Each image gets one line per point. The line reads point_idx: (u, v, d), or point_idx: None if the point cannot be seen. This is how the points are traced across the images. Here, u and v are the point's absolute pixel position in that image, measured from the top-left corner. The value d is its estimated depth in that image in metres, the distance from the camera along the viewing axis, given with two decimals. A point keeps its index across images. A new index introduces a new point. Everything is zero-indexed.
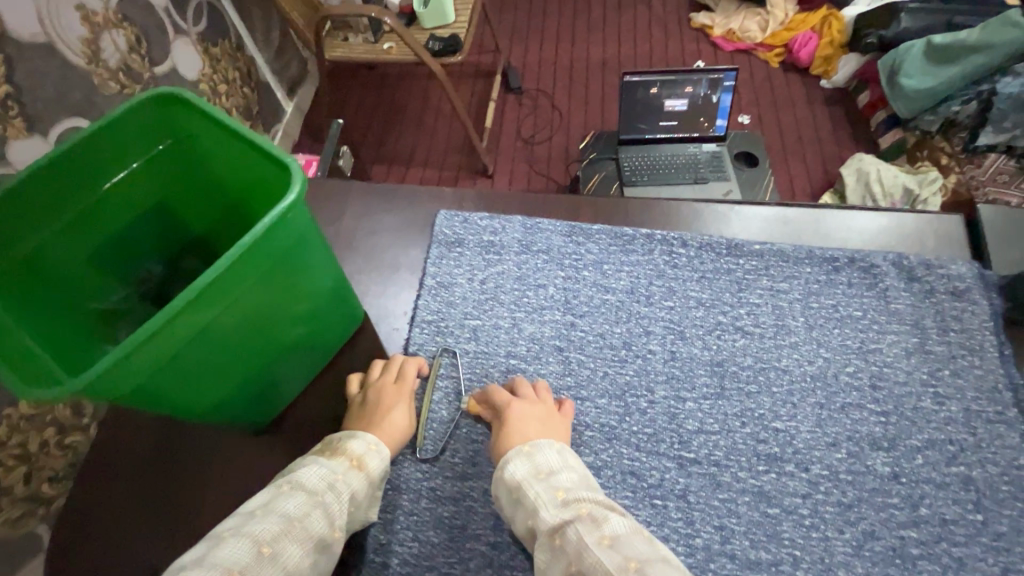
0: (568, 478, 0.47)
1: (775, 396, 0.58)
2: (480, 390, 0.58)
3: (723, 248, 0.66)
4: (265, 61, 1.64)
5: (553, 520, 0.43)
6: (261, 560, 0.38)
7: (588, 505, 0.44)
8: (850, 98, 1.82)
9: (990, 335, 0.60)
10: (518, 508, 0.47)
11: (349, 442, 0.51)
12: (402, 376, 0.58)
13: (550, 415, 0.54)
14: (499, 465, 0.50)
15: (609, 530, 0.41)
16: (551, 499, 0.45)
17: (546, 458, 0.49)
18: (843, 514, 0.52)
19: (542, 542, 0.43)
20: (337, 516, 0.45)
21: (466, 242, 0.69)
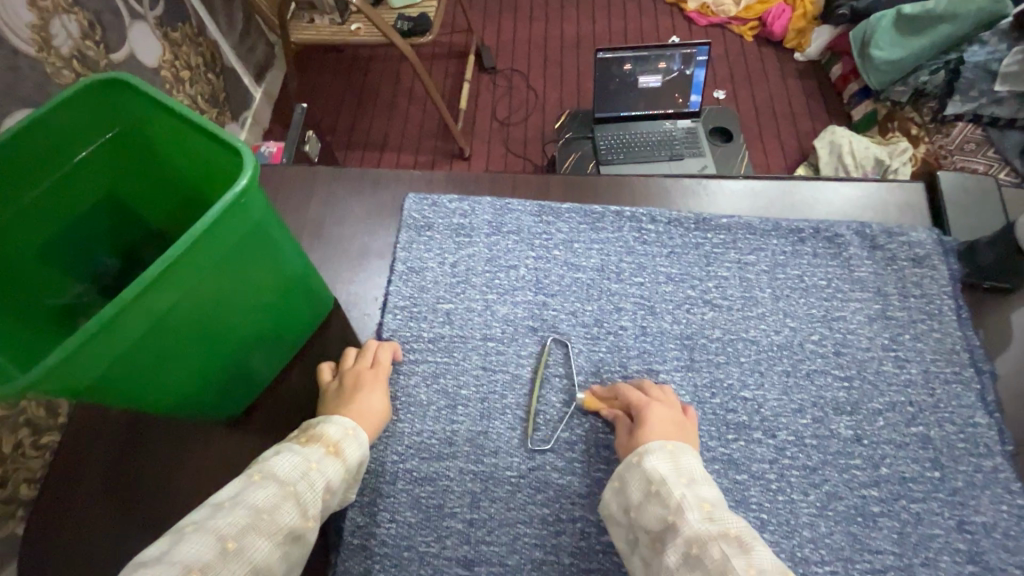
0: (710, 491, 0.46)
1: (743, 366, 0.59)
2: (607, 385, 0.57)
3: (691, 223, 0.67)
4: (230, 46, 1.59)
5: (698, 527, 0.42)
6: (224, 556, 0.37)
7: (733, 527, 0.42)
8: (822, 71, 1.83)
9: (948, 299, 0.62)
10: (653, 501, 0.46)
11: (324, 427, 0.50)
12: (377, 361, 0.58)
13: (683, 421, 0.53)
14: (638, 453, 0.50)
15: (757, 563, 0.38)
16: (694, 505, 0.44)
17: (688, 466, 0.48)
18: (808, 477, 0.54)
19: (681, 542, 0.42)
20: (311, 505, 0.44)
21: (436, 225, 0.68)
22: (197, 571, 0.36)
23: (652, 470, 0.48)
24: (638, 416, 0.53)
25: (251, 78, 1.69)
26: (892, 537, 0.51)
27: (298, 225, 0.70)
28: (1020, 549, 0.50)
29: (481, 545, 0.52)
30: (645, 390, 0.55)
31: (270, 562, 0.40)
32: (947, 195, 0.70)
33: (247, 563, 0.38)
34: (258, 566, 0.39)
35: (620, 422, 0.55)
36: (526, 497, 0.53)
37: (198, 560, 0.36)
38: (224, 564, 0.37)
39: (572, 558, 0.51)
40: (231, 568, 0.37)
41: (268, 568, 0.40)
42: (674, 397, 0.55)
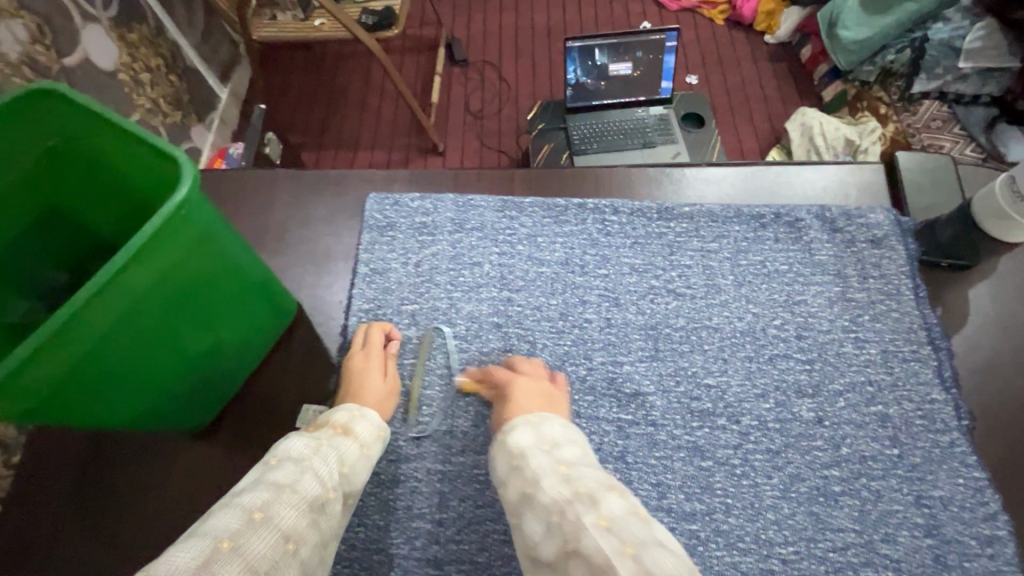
0: (572, 452, 0.46)
1: (707, 353, 0.60)
2: (481, 366, 0.59)
3: (654, 213, 0.67)
4: (192, 46, 1.55)
5: (554, 491, 0.42)
6: (253, 524, 0.37)
7: (587, 481, 0.42)
8: (793, 53, 1.84)
9: (906, 279, 0.63)
10: (517, 475, 0.45)
11: (330, 414, 0.51)
12: (368, 342, 0.59)
13: (552, 389, 0.55)
14: (504, 430, 0.50)
15: (607, 511, 0.38)
16: (553, 470, 0.44)
17: (551, 434, 0.48)
18: (771, 460, 0.55)
19: (540, 511, 0.41)
20: (329, 476, 0.44)
21: (399, 225, 0.67)
22: (228, 539, 0.36)
23: (517, 444, 0.48)
24: (505, 393, 0.54)
25: (216, 78, 1.65)
26: (852, 515, 0.52)
27: (259, 230, 0.69)
28: (976, 520, 0.52)
29: (450, 544, 0.52)
30: (515, 366, 0.57)
31: (299, 529, 0.39)
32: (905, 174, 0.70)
33: (278, 531, 0.38)
34: (288, 533, 0.39)
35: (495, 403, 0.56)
36: (495, 494, 0.54)
37: (227, 530, 0.36)
38: (254, 531, 0.37)
39: None
40: (263, 535, 0.37)
41: (298, 537, 0.39)
42: (541, 368, 0.57)
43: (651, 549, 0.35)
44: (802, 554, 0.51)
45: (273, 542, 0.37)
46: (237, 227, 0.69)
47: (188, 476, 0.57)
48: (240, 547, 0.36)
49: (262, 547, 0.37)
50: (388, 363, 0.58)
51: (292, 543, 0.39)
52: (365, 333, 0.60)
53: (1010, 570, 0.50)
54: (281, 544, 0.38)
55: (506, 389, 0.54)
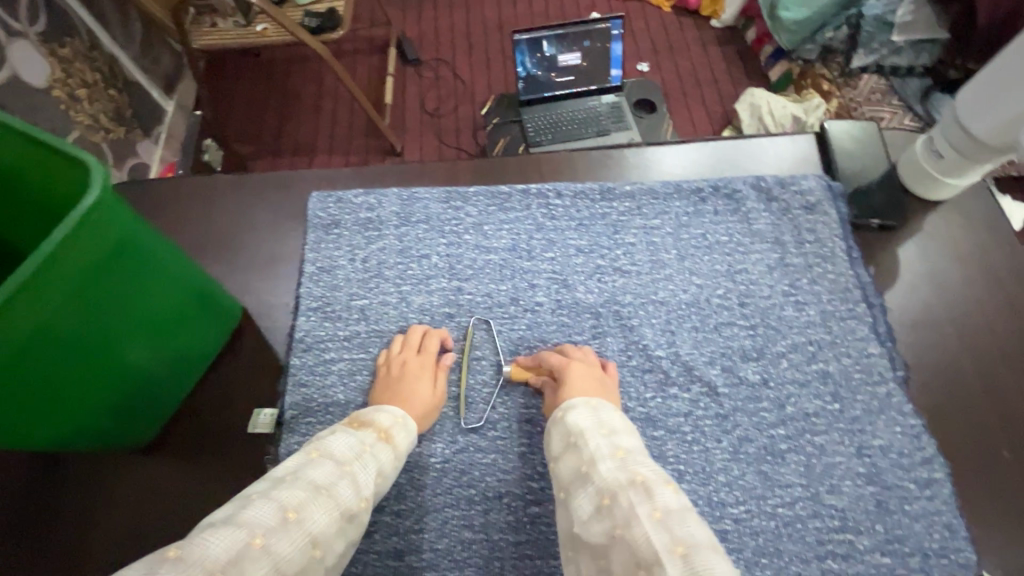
0: (629, 441, 0.46)
1: (655, 325, 0.61)
2: (530, 355, 0.59)
3: (596, 194, 0.68)
4: (130, 59, 1.51)
5: (610, 476, 0.43)
6: (286, 524, 0.37)
7: (643, 472, 0.42)
8: (739, 36, 1.91)
9: (840, 241, 0.65)
10: (571, 453, 0.47)
11: (374, 415, 0.51)
12: (425, 348, 0.58)
13: (604, 376, 0.56)
14: (561, 410, 0.51)
15: (662, 503, 0.39)
16: (608, 454, 0.45)
17: (608, 418, 0.49)
18: (720, 425, 0.56)
19: (592, 492, 0.42)
20: (365, 485, 0.44)
21: (343, 222, 0.66)
22: (260, 537, 0.35)
23: (574, 423, 0.49)
24: (560, 379, 0.54)
25: (160, 91, 1.61)
26: (799, 470, 0.54)
27: (202, 236, 0.68)
28: (914, 464, 0.54)
29: (410, 534, 0.51)
30: (567, 353, 0.57)
31: (327, 535, 0.39)
32: (841, 149, 0.72)
33: (307, 534, 0.38)
34: (316, 538, 0.38)
35: (548, 389, 0.56)
36: (452, 481, 0.53)
37: (262, 525, 0.36)
38: (284, 531, 0.36)
39: (501, 533, 0.51)
40: (292, 537, 0.37)
41: (323, 545, 0.39)
42: (591, 354, 0.58)
43: (704, 552, 0.35)
44: (753, 512, 0.52)
45: (300, 545, 0.37)
46: (177, 236, 0.67)
47: (133, 493, 0.55)
48: (269, 546, 0.35)
49: (289, 547, 0.36)
50: (439, 376, 0.57)
51: (318, 550, 0.38)
52: (422, 336, 0.59)
53: (949, 510, 0.52)
54: (307, 549, 0.37)
55: (561, 375, 0.54)
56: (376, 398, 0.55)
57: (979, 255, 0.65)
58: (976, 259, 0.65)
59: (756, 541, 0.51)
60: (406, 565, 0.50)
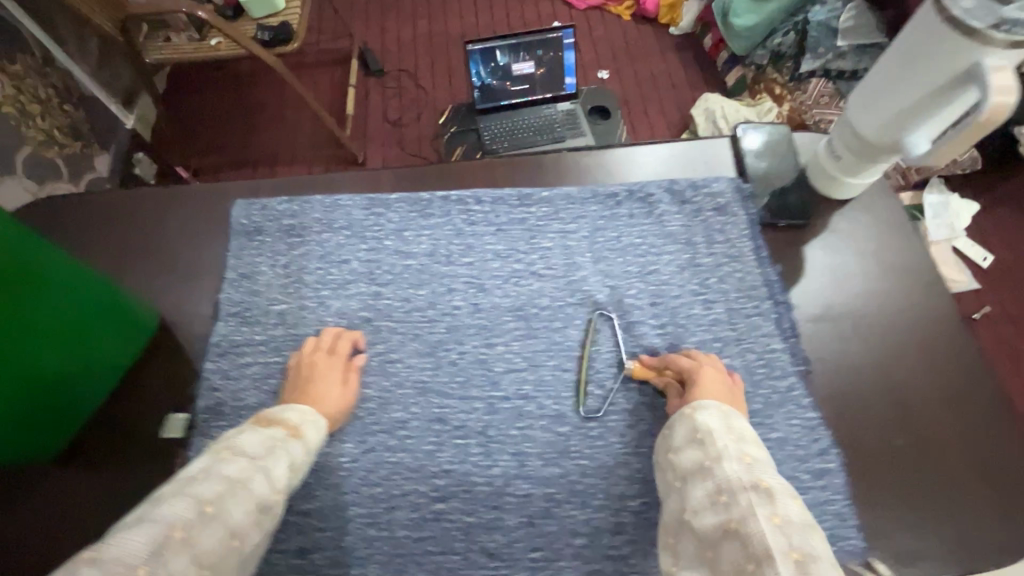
0: (757, 450, 0.45)
1: (578, 325, 0.62)
2: (655, 355, 0.59)
3: (514, 200, 0.69)
4: (86, 73, 1.51)
5: (732, 474, 0.42)
6: (203, 517, 0.37)
7: (770, 479, 0.41)
8: (697, 43, 1.96)
9: (748, 241, 0.67)
10: (696, 448, 0.47)
11: (284, 414, 0.52)
12: (336, 349, 0.59)
13: (732, 384, 0.55)
14: (692, 407, 0.51)
15: (782, 511, 0.37)
16: (735, 456, 0.44)
17: (740, 427, 0.48)
18: (626, 420, 0.57)
19: (711, 485, 0.42)
20: (278, 480, 0.45)
21: (265, 229, 0.67)
22: (180, 529, 0.35)
23: (702, 422, 0.49)
24: (691, 379, 0.55)
25: (118, 105, 1.62)
26: None
27: (125, 245, 0.68)
28: (809, 455, 0.56)
29: (314, 533, 0.52)
30: (694, 356, 0.58)
31: (244, 528, 0.40)
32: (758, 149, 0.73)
33: (225, 527, 0.38)
34: (235, 530, 0.39)
35: (670, 389, 0.56)
36: (360, 480, 0.54)
37: (180, 519, 0.36)
38: (204, 524, 0.37)
39: (405, 529, 0.52)
40: (210, 530, 0.37)
41: (242, 536, 0.40)
42: (719, 362, 0.58)
43: (822, 567, 0.33)
44: (652, 504, 0.53)
45: (219, 538, 0.38)
46: (97, 247, 0.68)
47: (44, 500, 0.56)
48: (190, 538, 0.35)
49: (210, 541, 0.37)
50: (349, 375, 0.58)
51: (237, 542, 0.39)
52: (334, 337, 0.60)
53: (839, 498, 0.54)
54: (227, 541, 0.38)
55: (691, 377, 0.55)
56: (289, 397, 0.56)
57: (880, 253, 0.69)
58: (872, 254, 0.69)
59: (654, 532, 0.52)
60: (310, 564, 0.51)
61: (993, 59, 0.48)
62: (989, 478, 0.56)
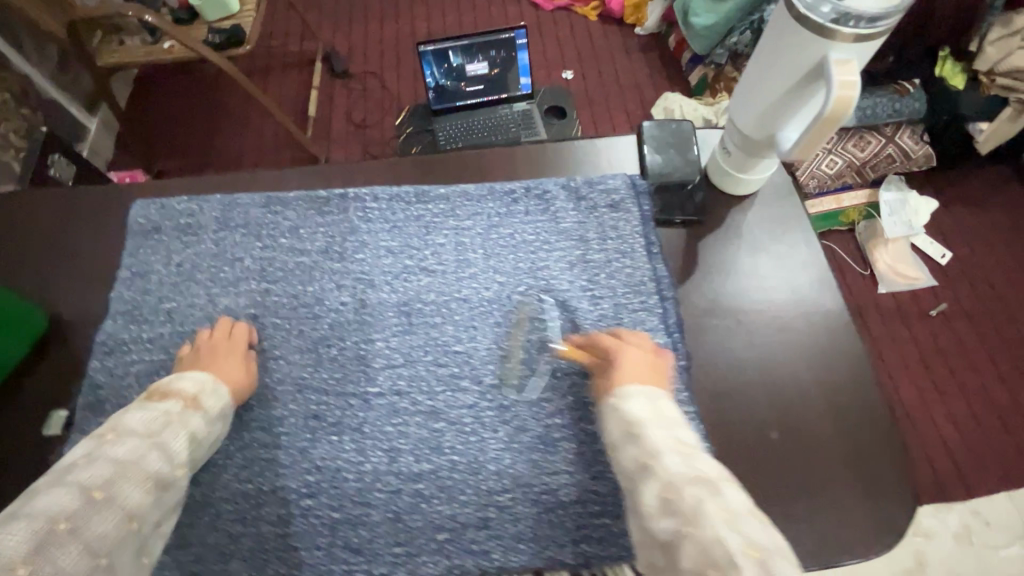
0: (690, 439, 0.44)
1: (458, 322, 0.62)
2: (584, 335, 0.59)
3: (411, 197, 0.70)
4: (45, 77, 1.53)
5: (674, 469, 0.40)
6: (92, 503, 0.41)
7: (709, 469, 0.39)
8: (662, 43, 1.96)
9: (640, 237, 0.67)
10: (632, 446, 0.44)
11: (177, 385, 0.53)
12: (234, 335, 0.60)
13: (658, 364, 0.54)
14: (618, 396, 0.50)
15: (729, 503, 0.36)
16: (671, 450, 0.42)
17: (666, 412, 0.47)
18: (500, 415, 0.57)
19: (655, 484, 0.39)
20: (178, 455, 0.48)
21: (163, 228, 0.68)
22: (65, 521, 0.38)
23: (634, 415, 0.47)
24: (611, 362, 0.54)
25: (81, 108, 1.62)
26: (568, 457, 0.55)
27: (33, 244, 0.69)
28: None
29: (180, 528, 0.53)
30: (621, 337, 0.57)
31: (141, 506, 0.43)
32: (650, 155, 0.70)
33: (121, 510, 0.42)
34: (132, 512, 0.43)
35: (598, 373, 0.55)
36: (231, 476, 0.55)
37: (64, 510, 0.39)
38: (92, 512, 0.40)
39: (270, 525, 0.53)
40: (104, 514, 0.41)
41: (142, 514, 0.43)
42: (646, 340, 0.57)
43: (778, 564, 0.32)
44: (517, 499, 0.53)
45: (116, 521, 0.41)
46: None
47: None
48: (78, 528, 0.39)
49: (103, 525, 0.40)
50: (250, 362, 0.58)
51: (136, 523, 0.43)
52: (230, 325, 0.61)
53: None
54: (123, 522, 0.42)
55: (612, 360, 0.54)
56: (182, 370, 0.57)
57: (770, 246, 0.69)
58: (763, 248, 0.68)
59: (516, 527, 0.52)
60: (175, 559, 0.52)
61: (837, 54, 0.49)
62: (861, 473, 0.56)
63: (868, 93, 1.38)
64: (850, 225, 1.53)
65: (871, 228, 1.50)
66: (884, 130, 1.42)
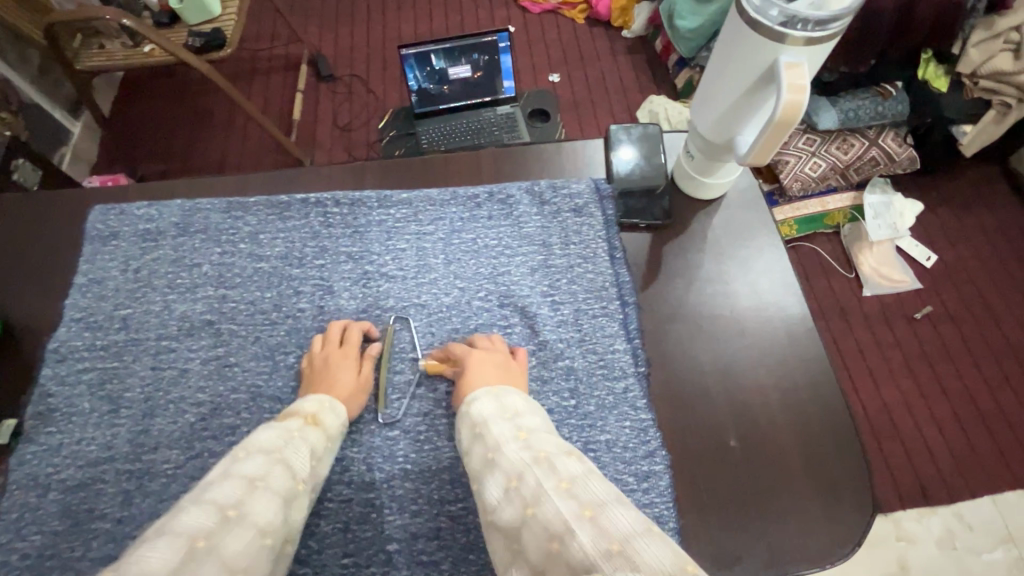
0: (533, 423, 0.48)
1: (416, 329, 0.62)
2: (443, 347, 0.60)
3: (373, 202, 0.69)
4: (27, 81, 1.51)
5: (514, 458, 0.43)
6: (227, 521, 0.39)
7: (547, 448, 0.43)
8: (648, 46, 1.96)
9: (603, 242, 0.66)
10: (478, 443, 0.47)
11: (301, 405, 0.53)
12: (347, 340, 0.59)
13: (511, 362, 0.57)
14: (467, 401, 0.52)
15: (565, 474, 0.39)
16: (512, 438, 0.46)
17: (512, 403, 0.50)
18: (455, 423, 0.57)
19: (500, 477, 0.43)
20: (300, 470, 0.47)
21: (122, 234, 0.67)
22: (203, 538, 0.37)
23: (478, 414, 0.50)
24: (462, 367, 0.56)
25: (64, 112, 1.61)
26: None
27: None
28: (636, 458, 0.55)
29: (127, 541, 0.52)
30: (475, 343, 0.59)
31: (272, 523, 0.42)
32: (629, 146, 0.70)
33: (252, 527, 0.40)
34: (264, 528, 0.41)
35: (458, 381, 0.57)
36: (181, 487, 0.54)
37: (201, 528, 0.38)
38: (228, 529, 0.39)
39: None
40: (236, 531, 0.39)
41: (274, 531, 0.42)
42: (502, 343, 0.59)
43: (610, 510, 0.36)
44: (469, 508, 0.53)
45: (248, 539, 0.39)
46: None
47: None
48: (215, 545, 0.37)
49: (237, 542, 0.39)
50: (365, 365, 0.59)
51: (268, 538, 0.41)
52: (343, 331, 0.60)
53: (661, 501, 0.53)
54: (257, 539, 0.40)
55: (463, 364, 0.56)
56: (306, 390, 0.57)
57: (733, 251, 0.68)
58: (727, 253, 0.68)
59: (467, 537, 0.52)
60: None
61: (789, 56, 0.48)
62: (819, 479, 0.56)
63: (851, 96, 1.36)
64: (835, 228, 1.52)
65: (855, 231, 1.49)
66: (867, 133, 1.40)
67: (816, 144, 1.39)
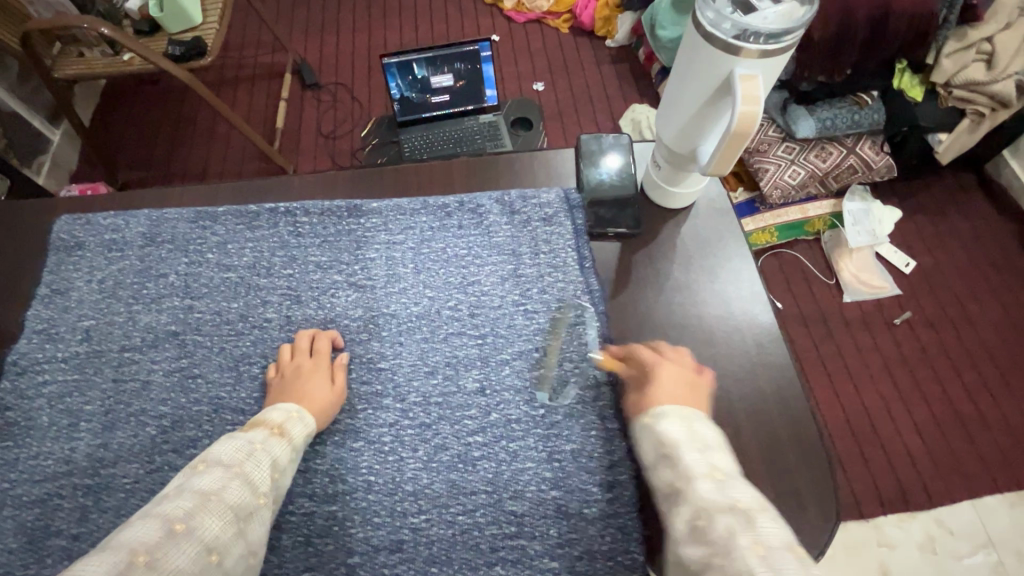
0: (727, 462, 0.42)
1: (384, 339, 0.62)
2: (620, 345, 0.58)
3: (344, 211, 0.68)
4: (7, 89, 1.49)
5: (706, 494, 0.38)
6: (173, 536, 0.37)
7: (743, 497, 0.37)
8: (632, 55, 1.98)
9: (572, 251, 0.66)
10: (664, 465, 0.43)
11: (268, 414, 0.52)
12: (312, 345, 0.59)
13: (697, 381, 0.51)
14: (652, 416, 0.47)
15: (763, 536, 0.34)
16: (704, 474, 0.40)
17: (704, 434, 0.44)
18: (420, 433, 0.57)
19: (688, 511, 0.38)
20: (260, 483, 0.45)
21: (87, 244, 0.66)
22: (144, 554, 0.35)
23: (667, 434, 0.45)
24: (649, 376, 0.52)
25: (43, 121, 1.59)
26: (486, 477, 0.55)
27: None
28: (600, 468, 0.55)
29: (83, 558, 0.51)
30: (660, 352, 0.55)
31: (223, 540, 0.40)
32: (619, 152, 0.71)
33: (199, 542, 0.38)
34: (212, 544, 0.39)
35: (635, 386, 0.53)
36: (139, 501, 0.53)
37: (145, 543, 0.36)
38: (175, 543, 0.37)
39: None
40: (182, 548, 0.37)
41: (224, 548, 0.40)
42: (687, 359, 0.54)
43: None
44: (432, 521, 0.53)
45: (194, 555, 0.38)
46: None
47: None
48: (157, 561, 0.36)
49: (181, 559, 0.37)
50: (337, 375, 0.58)
51: (215, 555, 0.39)
52: (310, 341, 0.60)
53: (626, 511, 0.53)
54: (203, 556, 0.38)
55: (650, 376, 0.52)
56: (278, 399, 0.56)
57: (704, 260, 0.68)
58: (699, 262, 0.68)
59: (430, 550, 0.52)
60: None
61: (743, 69, 0.49)
62: (785, 489, 0.56)
63: (828, 105, 1.38)
64: (816, 235, 1.53)
65: (835, 237, 1.51)
66: (845, 141, 1.42)
67: (795, 152, 1.41)
